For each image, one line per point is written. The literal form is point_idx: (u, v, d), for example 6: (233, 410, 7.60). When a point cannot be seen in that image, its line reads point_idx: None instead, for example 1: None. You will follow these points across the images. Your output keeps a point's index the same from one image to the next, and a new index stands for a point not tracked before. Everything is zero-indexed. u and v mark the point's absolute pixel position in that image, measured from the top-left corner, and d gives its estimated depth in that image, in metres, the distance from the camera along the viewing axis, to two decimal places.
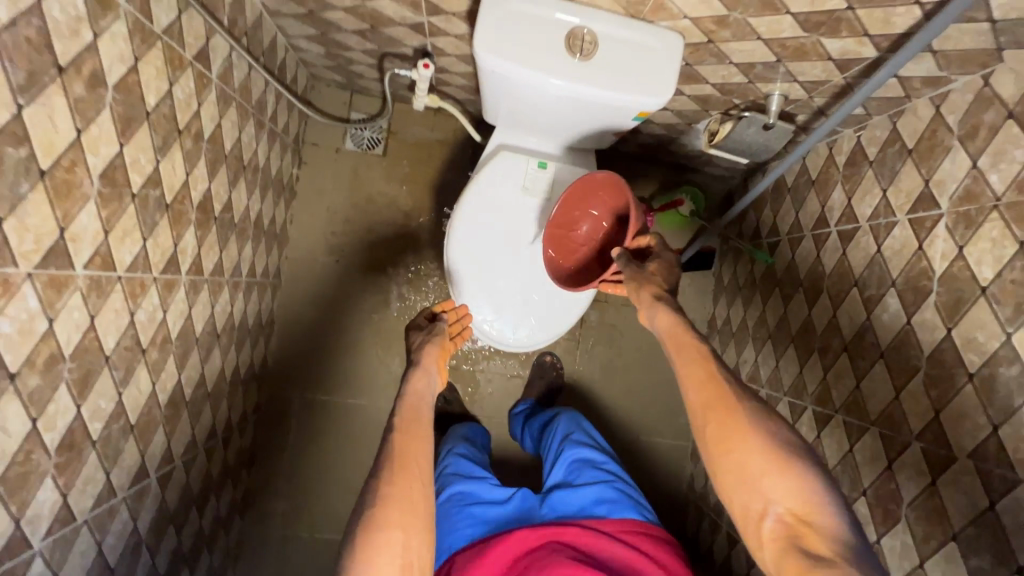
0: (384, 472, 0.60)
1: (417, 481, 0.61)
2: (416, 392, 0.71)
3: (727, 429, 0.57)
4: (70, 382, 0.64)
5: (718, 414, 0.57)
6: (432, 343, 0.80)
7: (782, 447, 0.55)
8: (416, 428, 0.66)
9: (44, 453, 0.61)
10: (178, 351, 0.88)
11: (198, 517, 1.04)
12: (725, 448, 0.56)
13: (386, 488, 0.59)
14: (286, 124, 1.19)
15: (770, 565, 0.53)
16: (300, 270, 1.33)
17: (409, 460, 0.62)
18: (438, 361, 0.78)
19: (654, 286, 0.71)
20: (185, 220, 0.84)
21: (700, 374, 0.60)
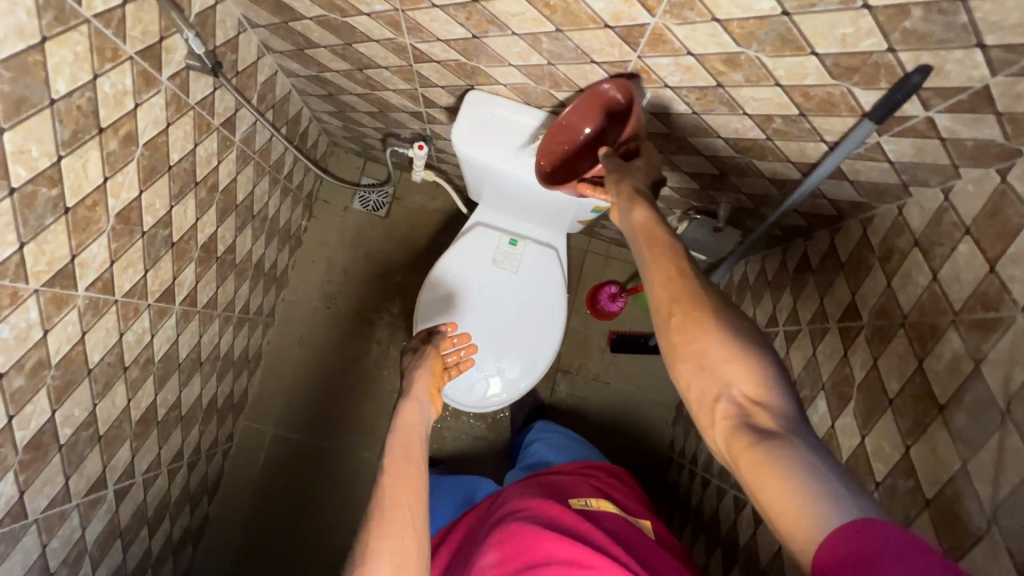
0: (374, 522, 0.63)
1: (411, 527, 0.63)
2: (407, 424, 0.75)
3: (689, 311, 0.53)
4: (50, 388, 0.72)
5: (682, 306, 0.54)
6: (423, 369, 0.85)
7: (737, 335, 0.52)
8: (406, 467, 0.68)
9: (12, 448, 0.69)
10: (159, 372, 0.97)
11: (148, 537, 1.08)
12: (687, 335, 0.53)
13: (375, 541, 0.61)
14: (301, 182, 1.34)
15: (718, 443, 0.50)
16: (294, 312, 1.43)
17: (398, 504, 0.64)
18: (430, 386, 0.83)
19: (633, 184, 0.67)
20: (188, 257, 0.95)
21: (671, 269, 0.56)
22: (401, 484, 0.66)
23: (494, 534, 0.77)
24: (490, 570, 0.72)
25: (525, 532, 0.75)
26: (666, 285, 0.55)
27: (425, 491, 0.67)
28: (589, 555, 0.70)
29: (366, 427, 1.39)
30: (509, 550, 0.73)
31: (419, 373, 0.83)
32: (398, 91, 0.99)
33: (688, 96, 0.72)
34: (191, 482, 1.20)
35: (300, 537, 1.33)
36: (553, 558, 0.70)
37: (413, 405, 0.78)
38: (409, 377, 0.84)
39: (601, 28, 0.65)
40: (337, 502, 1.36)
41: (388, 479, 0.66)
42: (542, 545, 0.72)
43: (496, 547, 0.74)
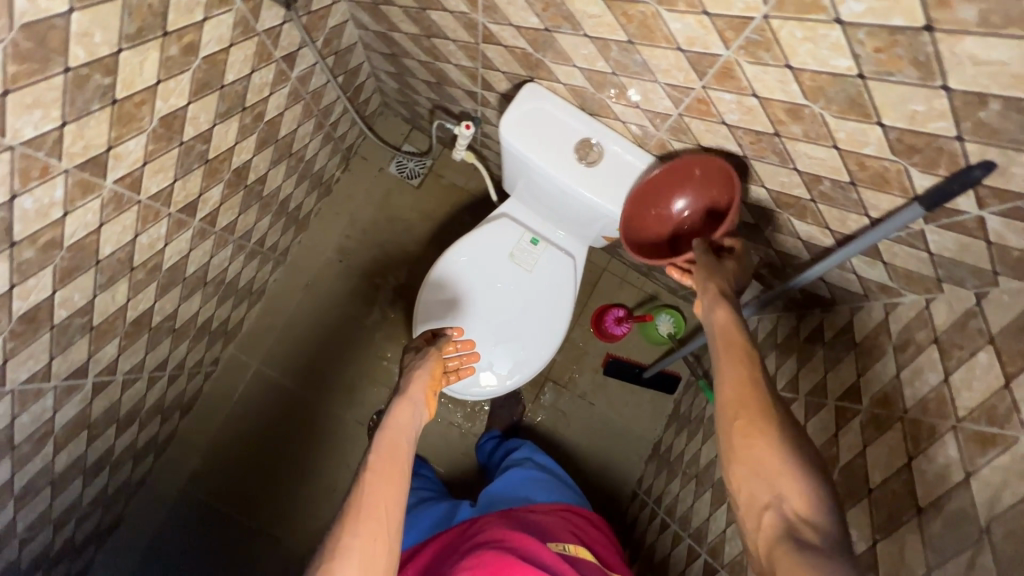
0: (349, 520, 0.64)
1: (383, 533, 0.63)
2: (399, 422, 0.76)
3: (752, 413, 0.54)
4: (57, 267, 0.74)
5: (746, 408, 0.54)
6: (423, 367, 0.87)
7: (801, 453, 0.51)
8: (387, 467, 0.69)
9: (7, 316, 0.70)
10: (163, 281, 0.98)
11: (114, 436, 1.09)
12: (745, 438, 0.53)
13: (347, 538, 0.62)
14: (345, 133, 1.35)
15: (761, 555, 0.49)
16: (306, 256, 1.44)
17: (375, 505, 0.65)
18: (427, 387, 0.85)
19: (719, 282, 0.68)
20: (218, 177, 0.96)
21: (742, 372, 0.57)
22: (381, 484, 0.67)
23: (469, 558, 0.78)
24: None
25: (502, 561, 0.76)
26: (734, 388, 0.56)
27: (401, 495, 0.68)
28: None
29: (347, 386, 1.40)
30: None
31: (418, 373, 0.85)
32: (460, 67, 1.00)
33: (743, 138, 0.71)
34: (168, 396, 1.21)
35: (257, 476, 1.35)
36: None
37: (407, 404, 0.80)
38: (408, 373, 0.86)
39: (672, 49, 0.64)
40: (303, 450, 1.37)
41: (369, 475, 0.68)
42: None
43: (469, 570, 0.75)
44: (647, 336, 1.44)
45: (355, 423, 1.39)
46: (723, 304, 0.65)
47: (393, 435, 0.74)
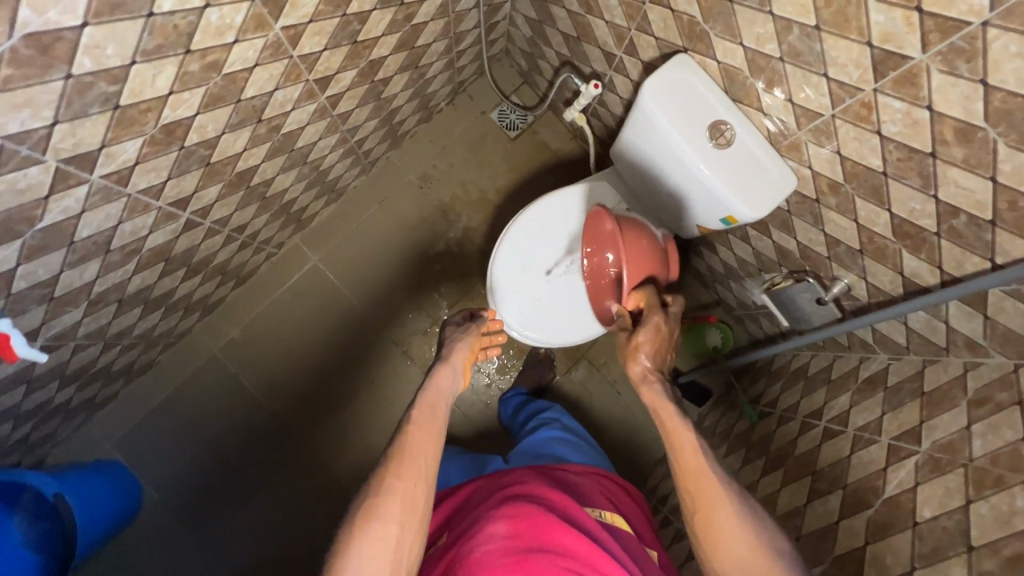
0: (393, 467, 0.72)
1: (420, 479, 0.72)
2: (436, 388, 0.85)
3: (706, 494, 0.69)
4: (208, 91, 0.77)
5: (703, 499, 0.69)
6: (462, 342, 0.95)
7: (752, 533, 0.67)
8: (425, 424, 0.77)
9: (155, 119, 0.73)
10: (276, 145, 1.01)
11: (179, 280, 1.13)
12: (709, 527, 0.68)
13: (393, 482, 0.71)
14: (464, 67, 1.38)
15: None
16: (390, 174, 1.47)
17: (415, 455, 0.73)
18: (465, 359, 0.93)
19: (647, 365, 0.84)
20: (356, 62, 0.99)
21: (694, 466, 0.71)
22: (421, 435, 0.76)
23: (510, 508, 0.83)
24: (499, 540, 0.78)
25: (542, 517, 0.81)
26: (689, 474, 0.71)
27: (439, 447, 0.77)
28: (599, 558, 0.77)
29: (393, 306, 1.43)
30: (523, 528, 0.79)
31: (459, 345, 0.93)
32: (610, 25, 1.01)
33: (892, 152, 0.71)
34: (234, 261, 1.25)
35: (287, 365, 1.39)
36: (567, 549, 0.77)
37: (447, 372, 0.88)
38: (449, 345, 0.94)
39: (861, 43, 0.64)
40: (336, 352, 1.41)
41: (413, 430, 0.77)
42: (558, 535, 0.78)
43: (510, 520, 0.80)
44: (691, 344, 1.45)
45: (392, 340, 1.42)
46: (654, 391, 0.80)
47: (435, 398, 0.83)
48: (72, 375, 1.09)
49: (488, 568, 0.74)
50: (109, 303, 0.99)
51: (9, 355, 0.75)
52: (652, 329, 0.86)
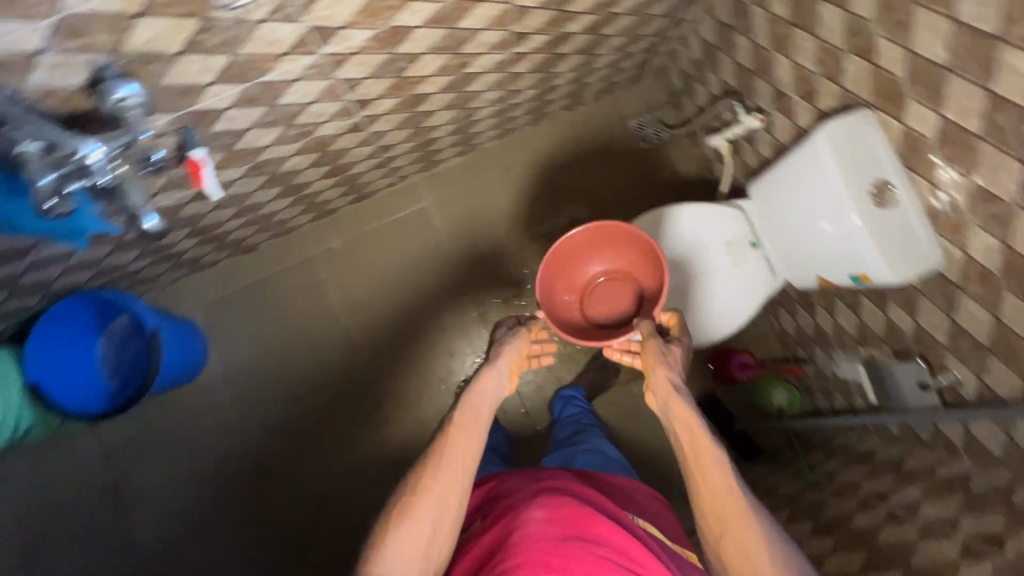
0: (430, 467, 0.81)
1: (458, 479, 0.80)
2: (483, 391, 0.92)
3: (733, 519, 0.70)
4: (438, 8, 0.83)
5: (730, 521, 0.70)
6: (513, 346, 1.00)
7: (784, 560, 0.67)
8: (466, 425, 0.85)
9: (391, 18, 0.80)
10: (454, 80, 1.07)
11: (318, 176, 1.20)
12: (733, 551, 0.68)
13: (429, 482, 0.79)
14: (623, 69, 1.43)
15: None
16: (519, 146, 1.53)
17: (454, 456, 0.81)
18: (512, 365, 0.99)
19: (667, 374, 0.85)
20: (551, 28, 1.05)
21: (718, 487, 0.72)
22: (459, 436, 0.84)
23: (547, 497, 0.81)
24: (536, 525, 0.76)
25: (579, 509, 0.79)
26: (716, 497, 0.72)
27: (476, 450, 0.84)
28: (638, 552, 0.76)
29: (484, 267, 1.47)
30: (561, 516, 0.77)
31: (512, 349, 0.99)
32: (796, 64, 1.04)
33: None
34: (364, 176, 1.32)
35: (373, 288, 1.45)
36: (605, 541, 0.75)
37: (491, 376, 0.94)
38: (497, 349, 1.00)
39: None
40: (416, 290, 1.47)
41: (454, 432, 0.84)
42: (594, 525, 0.77)
43: (546, 506, 0.79)
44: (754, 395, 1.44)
45: (472, 297, 1.46)
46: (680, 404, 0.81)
47: (477, 402, 0.89)
48: (199, 228, 1.17)
49: (525, 551, 0.73)
50: (262, 174, 1.07)
51: (196, 181, 0.80)
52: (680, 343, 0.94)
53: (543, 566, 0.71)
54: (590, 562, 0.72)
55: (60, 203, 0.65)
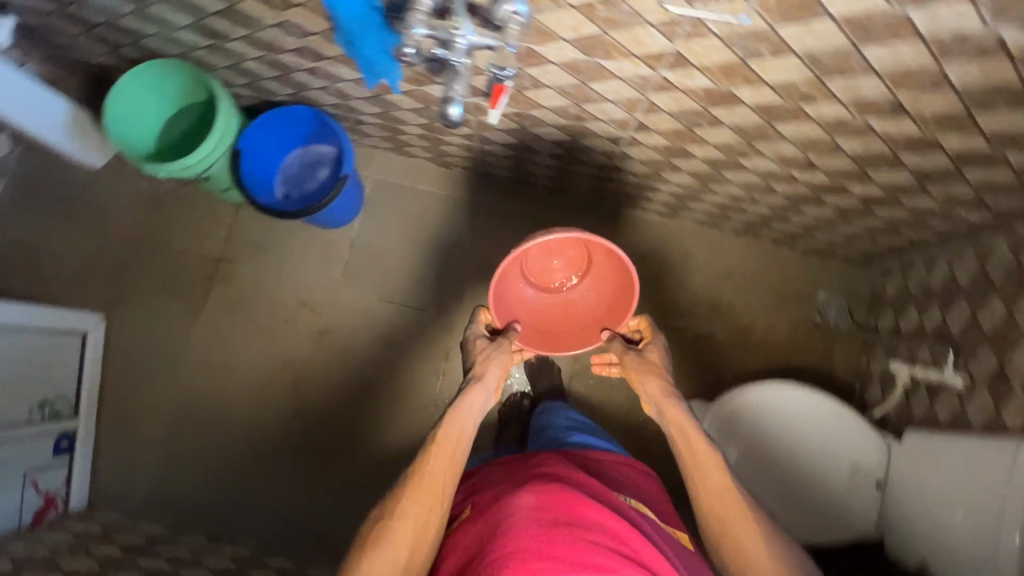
0: (410, 492, 0.89)
1: (439, 497, 0.89)
2: (471, 406, 1.01)
3: (728, 513, 0.88)
4: (774, 101, 0.84)
5: (734, 515, 0.88)
6: (497, 360, 1.08)
7: (777, 551, 0.85)
8: (446, 443, 0.94)
9: (733, 83, 0.82)
10: (720, 158, 1.09)
11: (547, 152, 1.26)
12: (734, 540, 0.86)
13: (405, 504, 0.87)
14: (852, 245, 1.38)
15: None
16: (711, 241, 1.52)
17: (432, 479, 0.90)
18: (498, 380, 1.07)
19: (657, 387, 1.03)
20: (836, 174, 1.03)
21: (721, 487, 0.90)
22: (438, 457, 0.92)
23: (538, 483, 0.80)
24: (526, 512, 0.74)
25: (569, 494, 0.77)
26: (721, 497, 0.89)
27: (456, 466, 0.93)
28: (630, 538, 0.75)
29: None
30: (551, 503, 0.75)
31: (495, 365, 1.06)
32: None
33: None
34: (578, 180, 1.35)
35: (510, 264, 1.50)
36: (597, 526, 0.74)
37: (480, 391, 1.03)
38: (483, 363, 1.08)
39: None
40: None
41: (435, 452, 0.93)
42: (585, 510, 0.76)
43: (538, 493, 0.77)
44: None
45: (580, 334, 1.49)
46: (681, 410, 0.99)
47: (462, 415, 0.99)
48: (431, 126, 1.26)
49: (517, 536, 0.71)
50: (516, 121, 1.14)
51: (494, 101, 0.83)
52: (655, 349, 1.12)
53: (533, 557, 0.69)
54: (582, 547, 0.70)
55: (417, 54, 0.75)
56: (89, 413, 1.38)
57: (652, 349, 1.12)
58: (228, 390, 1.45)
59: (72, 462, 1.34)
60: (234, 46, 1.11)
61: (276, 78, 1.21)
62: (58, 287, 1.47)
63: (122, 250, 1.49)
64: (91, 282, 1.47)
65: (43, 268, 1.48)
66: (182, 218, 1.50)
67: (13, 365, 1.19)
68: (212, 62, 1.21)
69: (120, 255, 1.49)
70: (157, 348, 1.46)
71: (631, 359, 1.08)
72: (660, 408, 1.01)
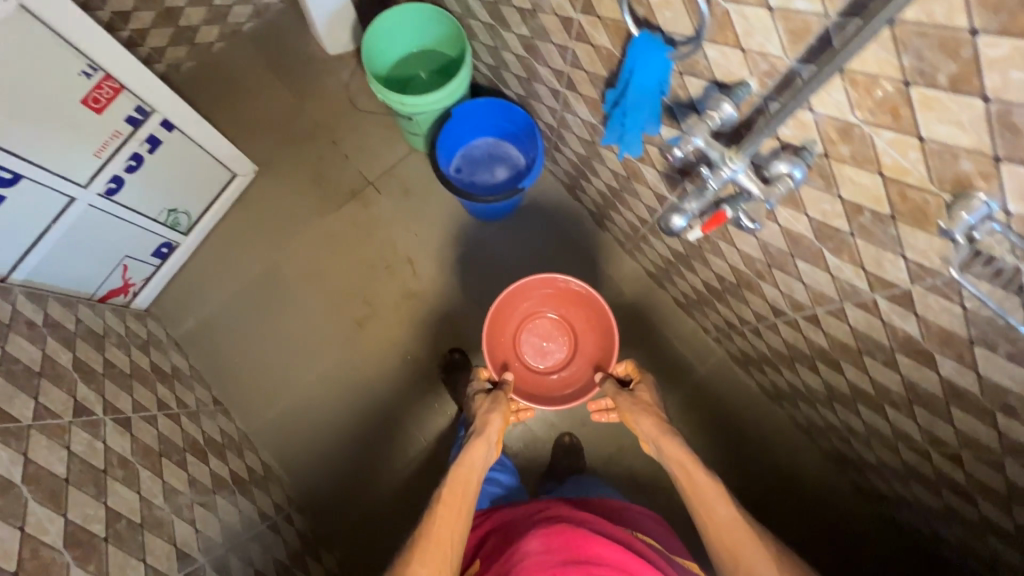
0: (419, 552, 0.86)
1: (448, 557, 0.87)
2: (471, 463, 1.04)
3: (742, 548, 0.85)
4: (968, 388, 0.78)
5: (733, 534, 0.87)
6: (496, 414, 1.16)
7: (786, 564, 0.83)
8: (452, 499, 0.95)
9: (940, 349, 0.76)
10: (864, 390, 1.02)
11: (700, 276, 1.24)
12: (737, 552, 0.85)
13: (416, 566, 0.84)
14: (933, 544, 1.25)
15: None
16: (792, 445, 1.44)
17: (441, 537, 0.88)
18: (499, 433, 1.14)
19: (650, 422, 1.08)
20: (974, 481, 0.94)
21: (719, 506, 0.90)
22: (447, 514, 0.92)
23: (543, 529, 0.91)
24: (537, 556, 0.85)
25: (574, 532, 0.89)
26: (722, 526, 0.88)
27: (463, 521, 0.93)
28: (631, 565, 0.87)
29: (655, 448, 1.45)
30: (557, 543, 0.87)
31: (495, 419, 1.14)
32: None
33: None
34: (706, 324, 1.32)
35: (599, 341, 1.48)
36: (604, 560, 0.86)
37: (482, 447, 1.08)
38: (482, 419, 1.15)
39: None
40: None
41: (442, 508, 0.93)
42: (588, 543, 0.87)
43: (545, 538, 0.88)
44: None
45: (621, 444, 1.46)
46: (674, 444, 1.02)
47: (465, 470, 1.02)
48: (616, 192, 1.27)
49: None
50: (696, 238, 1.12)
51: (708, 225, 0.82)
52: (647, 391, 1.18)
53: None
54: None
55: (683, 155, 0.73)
56: (197, 236, 1.49)
57: (644, 388, 1.19)
58: (288, 308, 1.51)
59: (159, 268, 1.45)
60: (505, 37, 1.18)
61: (518, 78, 1.27)
62: (239, 125, 1.61)
63: (303, 127, 1.61)
64: (265, 137, 1.61)
65: (238, 104, 1.62)
66: (364, 133, 1.60)
67: (173, 170, 1.30)
68: (477, 36, 1.29)
69: (299, 131, 1.61)
70: (276, 222, 1.56)
71: (625, 399, 1.14)
72: (660, 446, 1.04)
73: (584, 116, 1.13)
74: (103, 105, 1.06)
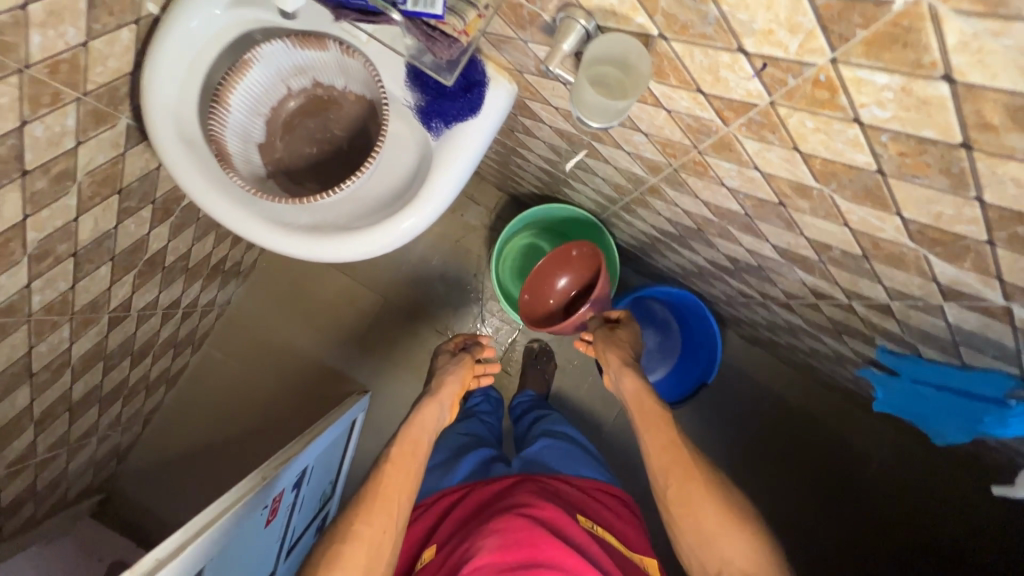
0: (364, 510, 0.73)
1: (390, 520, 0.73)
2: (423, 422, 0.88)
3: (686, 483, 0.73)
4: None
5: (684, 475, 0.73)
6: (452, 377, 0.99)
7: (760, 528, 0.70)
8: (402, 460, 0.80)
9: None
10: None
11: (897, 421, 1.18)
12: (679, 487, 0.73)
13: (360, 526, 0.70)
14: None
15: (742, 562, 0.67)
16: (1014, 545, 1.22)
17: (384, 504, 0.74)
18: (454, 394, 0.98)
19: (617, 352, 0.89)
20: None
21: (674, 449, 0.76)
22: (400, 474, 0.78)
23: (500, 520, 0.71)
24: (485, 556, 0.66)
25: (534, 529, 0.69)
26: (668, 462, 0.75)
27: (413, 484, 0.79)
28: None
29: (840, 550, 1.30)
30: (512, 543, 0.67)
31: (451, 379, 0.98)
32: None
33: None
34: (895, 442, 1.30)
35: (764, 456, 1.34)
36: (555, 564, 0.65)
37: (434, 407, 0.92)
38: (436, 379, 0.99)
39: None
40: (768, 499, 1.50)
41: (389, 470, 0.78)
42: (547, 546, 0.67)
43: (499, 534, 0.69)
44: None
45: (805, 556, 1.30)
46: (626, 376, 0.85)
47: (419, 432, 0.86)
48: (804, 352, 1.16)
49: None
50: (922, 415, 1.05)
51: None
52: (628, 332, 0.96)
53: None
54: None
55: None
56: (341, 492, 1.33)
57: (626, 328, 0.97)
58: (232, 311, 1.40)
59: None
60: (676, 248, 0.99)
61: (679, 265, 1.09)
62: (321, 339, 1.41)
63: (395, 322, 1.40)
64: (355, 343, 1.40)
65: (308, 317, 1.41)
66: (467, 312, 1.39)
67: (322, 477, 1.15)
68: (620, 226, 1.08)
69: (391, 328, 1.40)
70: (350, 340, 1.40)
71: (600, 333, 0.94)
72: (622, 377, 0.85)
73: (791, 318, 1.00)
74: (276, 510, 0.89)
